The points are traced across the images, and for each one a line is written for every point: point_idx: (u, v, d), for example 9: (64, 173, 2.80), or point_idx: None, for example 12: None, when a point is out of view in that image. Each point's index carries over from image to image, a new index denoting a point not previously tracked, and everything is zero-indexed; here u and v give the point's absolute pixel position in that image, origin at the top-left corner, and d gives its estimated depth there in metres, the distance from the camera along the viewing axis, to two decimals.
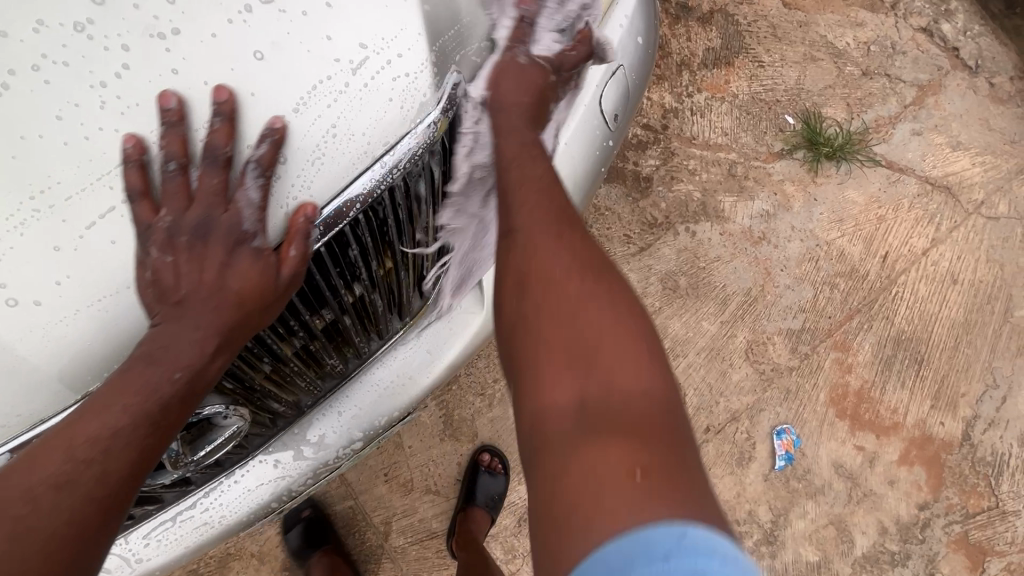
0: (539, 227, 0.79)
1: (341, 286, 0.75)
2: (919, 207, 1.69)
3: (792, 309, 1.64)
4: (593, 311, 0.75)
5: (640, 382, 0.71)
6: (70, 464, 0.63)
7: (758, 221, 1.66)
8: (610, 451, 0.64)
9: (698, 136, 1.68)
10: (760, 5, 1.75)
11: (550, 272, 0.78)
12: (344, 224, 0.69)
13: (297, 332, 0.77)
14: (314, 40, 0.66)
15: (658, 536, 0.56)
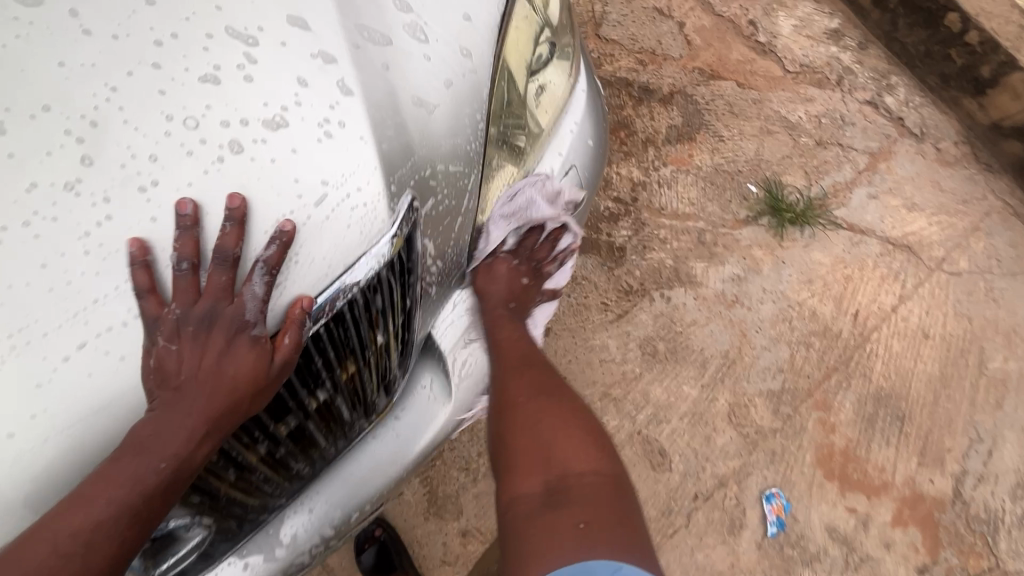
0: (508, 363, 1.08)
1: (304, 393, 0.77)
2: (883, 265, 1.76)
3: (771, 370, 1.66)
4: (547, 419, 1.05)
5: (587, 465, 0.98)
6: (57, 549, 0.63)
7: (730, 285, 1.72)
8: (565, 513, 0.91)
9: (666, 207, 1.77)
10: (716, 86, 1.90)
11: (516, 399, 1.06)
12: (304, 340, 0.70)
13: (261, 439, 0.77)
14: (279, 181, 0.67)
15: (598, 567, 0.83)
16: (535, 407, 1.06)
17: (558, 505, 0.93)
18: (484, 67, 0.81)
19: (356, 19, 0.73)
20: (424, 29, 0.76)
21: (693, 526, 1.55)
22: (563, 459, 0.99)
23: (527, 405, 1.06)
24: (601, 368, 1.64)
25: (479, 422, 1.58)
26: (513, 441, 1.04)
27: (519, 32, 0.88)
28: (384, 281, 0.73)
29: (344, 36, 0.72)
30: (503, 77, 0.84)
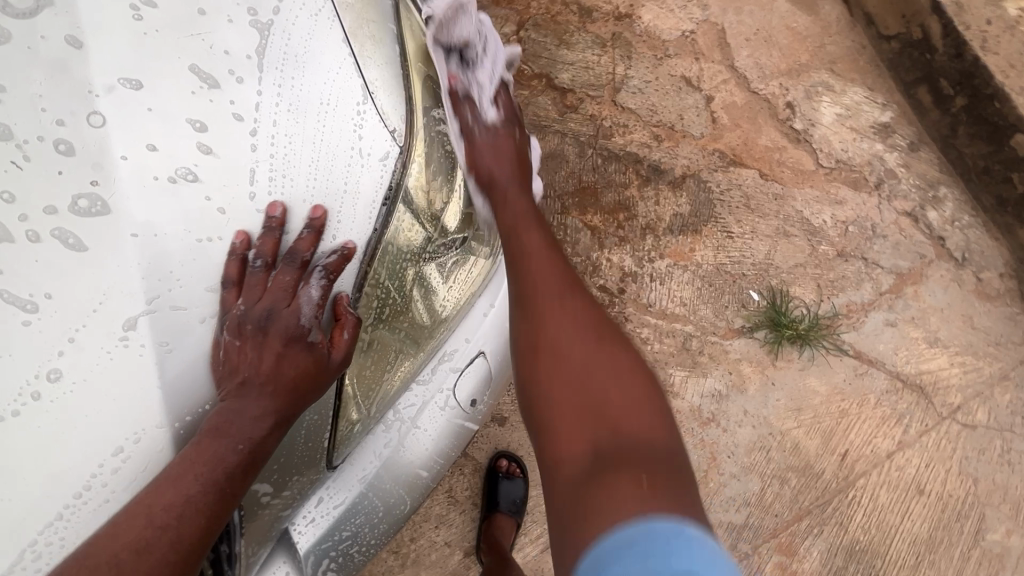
0: (534, 292, 0.93)
1: None
2: (886, 404, 1.59)
3: (736, 501, 1.54)
4: (573, 319, 0.90)
5: (631, 391, 0.81)
6: (151, 530, 0.68)
7: (708, 401, 1.59)
8: (616, 479, 0.70)
9: (654, 303, 1.64)
10: (735, 173, 1.72)
11: (544, 314, 0.91)
12: None
13: None
14: (294, 179, 0.81)
15: (660, 527, 0.62)
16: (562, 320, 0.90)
17: (612, 461, 0.72)
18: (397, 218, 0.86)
19: (312, 224, 0.81)
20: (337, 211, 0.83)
21: None
22: (608, 396, 0.80)
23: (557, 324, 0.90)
24: None
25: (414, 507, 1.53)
26: (547, 390, 0.85)
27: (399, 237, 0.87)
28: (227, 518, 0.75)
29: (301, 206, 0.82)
30: (370, 287, 0.86)
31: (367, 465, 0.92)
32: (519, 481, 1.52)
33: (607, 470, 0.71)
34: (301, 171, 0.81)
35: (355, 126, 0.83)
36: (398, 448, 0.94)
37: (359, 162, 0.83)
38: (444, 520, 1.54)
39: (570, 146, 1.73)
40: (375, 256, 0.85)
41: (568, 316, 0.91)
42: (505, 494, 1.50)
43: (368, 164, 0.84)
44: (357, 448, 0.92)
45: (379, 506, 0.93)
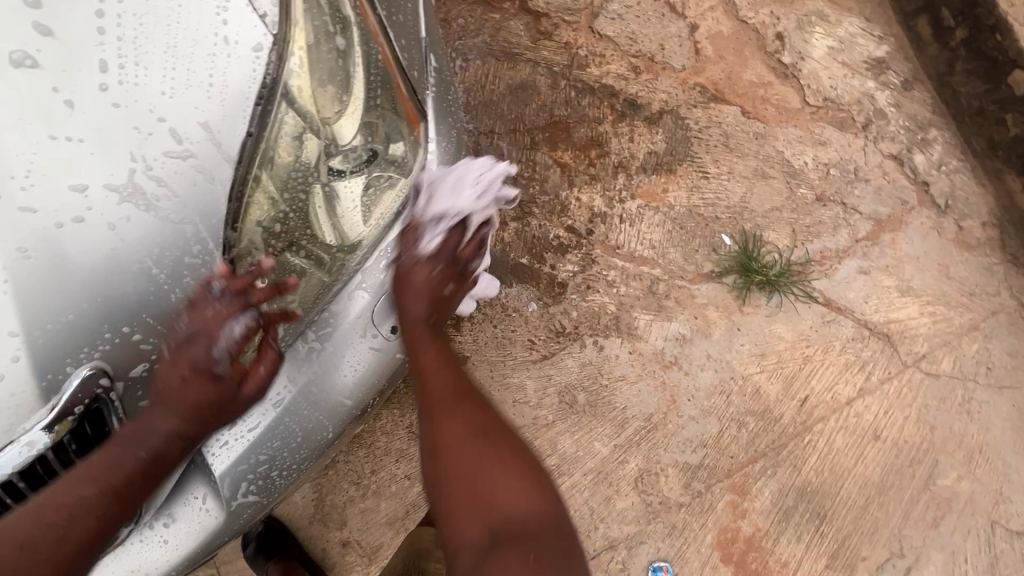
0: (433, 371, 0.98)
1: None
2: (851, 352, 1.58)
3: (693, 442, 1.56)
4: (467, 436, 0.93)
5: (519, 480, 0.91)
6: (39, 526, 0.72)
7: (672, 345, 1.57)
8: (511, 559, 0.80)
9: (623, 246, 1.59)
10: (716, 109, 1.64)
11: (445, 420, 0.94)
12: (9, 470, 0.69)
13: None
14: (154, 67, 0.70)
15: None
16: (457, 421, 0.94)
17: (501, 542, 0.82)
18: (270, 115, 0.76)
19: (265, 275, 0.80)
20: (206, 103, 0.72)
21: None
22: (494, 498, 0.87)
23: (455, 424, 0.94)
24: (513, 409, 1.57)
25: (376, 439, 1.56)
26: (447, 496, 0.89)
27: (294, 155, 0.81)
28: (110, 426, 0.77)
29: (175, 103, 0.71)
30: (259, 193, 0.79)
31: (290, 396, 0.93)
32: None
33: (502, 559, 0.80)
34: (160, 59, 0.70)
35: (217, 11, 0.73)
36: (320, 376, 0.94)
37: (224, 51, 0.73)
38: (404, 454, 1.56)
39: (543, 76, 1.63)
40: (257, 158, 0.77)
41: (464, 423, 0.94)
42: None
43: (235, 53, 0.73)
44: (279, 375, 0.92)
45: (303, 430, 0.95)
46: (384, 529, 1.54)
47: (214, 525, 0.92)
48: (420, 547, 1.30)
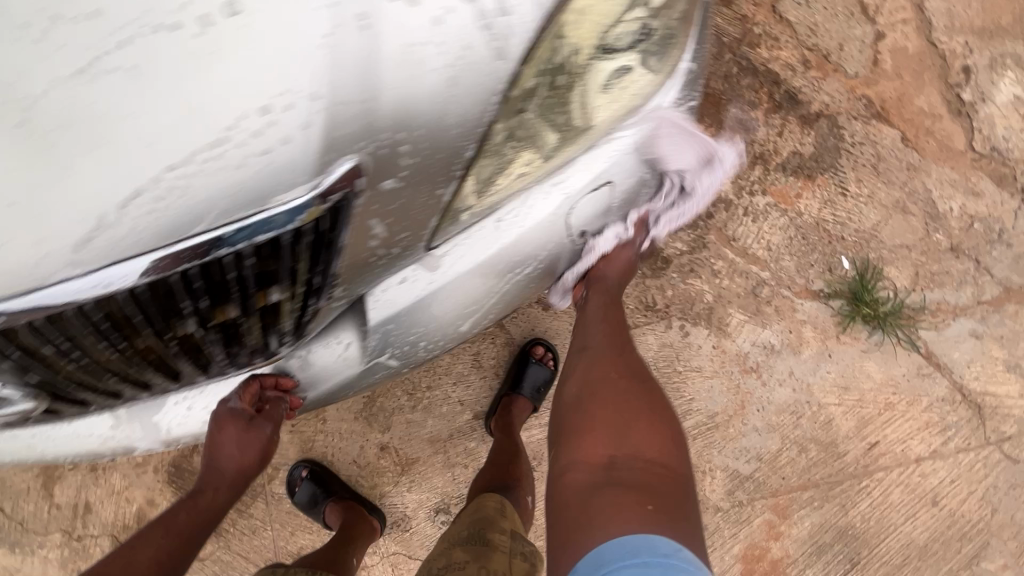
0: (600, 328, 1.13)
1: (150, 328, 0.52)
2: (936, 412, 1.52)
3: (749, 453, 1.52)
4: (616, 375, 1.02)
5: (650, 428, 0.93)
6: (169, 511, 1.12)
7: (758, 351, 1.52)
8: (624, 491, 0.84)
9: (739, 239, 1.53)
10: (876, 128, 1.54)
11: (604, 358, 1.06)
12: (192, 267, 0.47)
13: (64, 355, 0.52)
14: None
15: (663, 543, 0.77)
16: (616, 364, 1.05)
17: (619, 475, 0.87)
18: None
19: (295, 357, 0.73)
20: None
21: None
22: (624, 433, 0.92)
23: (612, 363, 1.05)
24: None
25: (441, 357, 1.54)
26: (582, 412, 0.99)
27: None
28: (322, 251, 0.53)
29: None
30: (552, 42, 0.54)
31: (450, 280, 0.69)
32: (547, 368, 1.52)
33: (611, 490, 0.85)
34: None
35: None
36: (500, 272, 0.71)
37: None
38: (463, 379, 1.56)
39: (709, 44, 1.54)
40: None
41: (615, 370, 1.04)
42: (531, 377, 1.51)
43: None
44: (459, 230, 0.66)
45: (447, 332, 0.75)
46: (423, 445, 1.54)
47: (343, 387, 0.78)
48: (486, 515, 1.23)
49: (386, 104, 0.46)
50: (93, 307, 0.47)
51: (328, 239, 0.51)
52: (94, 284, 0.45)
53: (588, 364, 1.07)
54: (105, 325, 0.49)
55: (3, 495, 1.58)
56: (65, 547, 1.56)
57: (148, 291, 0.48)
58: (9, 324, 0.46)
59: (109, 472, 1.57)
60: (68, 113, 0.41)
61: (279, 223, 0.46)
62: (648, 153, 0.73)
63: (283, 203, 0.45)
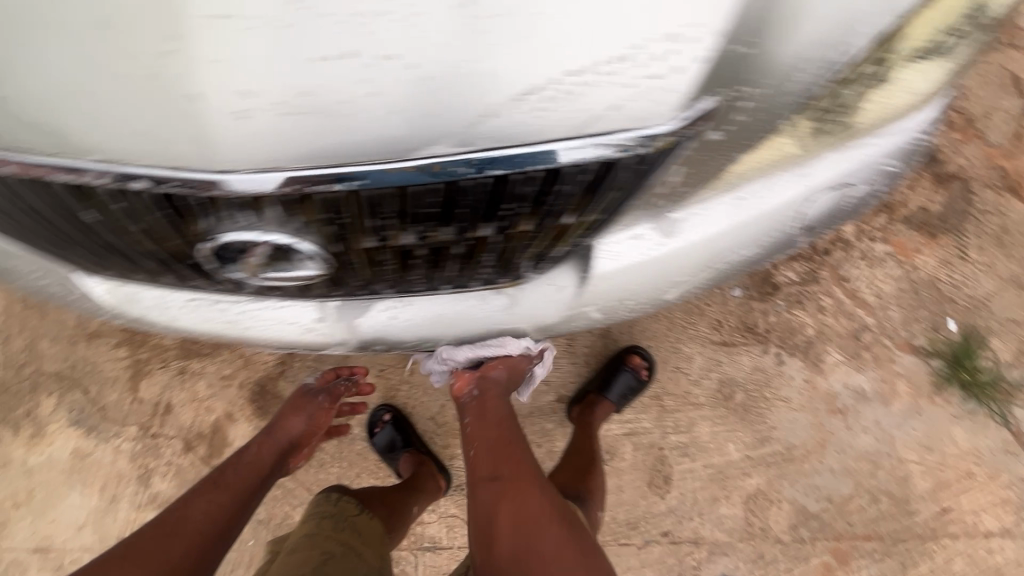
0: (501, 447, 1.11)
1: (459, 222, 0.55)
2: (1014, 491, 1.51)
3: (820, 491, 1.52)
4: (535, 511, 1.04)
5: (548, 514, 1.04)
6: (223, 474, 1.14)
7: (848, 394, 1.53)
8: None
9: (851, 281, 1.54)
10: (1007, 200, 1.55)
11: (520, 493, 1.06)
12: (542, 170, 0.50)
13: (375, 229, 0.55)
14: None
15: None
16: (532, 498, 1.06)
17: None
18: None
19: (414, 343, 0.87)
20: None
21: (643, 553, 1.53)
22: (524, 504, 1.04)
23: (527, 499, 1.05)
24: (670, 373, 1.55)
25: None
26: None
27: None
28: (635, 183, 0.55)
29: None
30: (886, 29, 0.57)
31: (679, 247, 0.72)
32: (637, 378, 1.49)
33: None
34: None
35: None
36: (722, 248, 0.73)
37: None
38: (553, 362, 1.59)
39: None
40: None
41: (532, 500, 1.05)
42: (620, 384, 1.49)
43: None
44: (705, 199, 0.67)
45: (654, 296, 0.78)
46: None
47: (546, 326, 0.81)
48: None
49: (757, 57, 0.49)
50: (438, 189, 0.50)
51: (650, 171, 0.54)
52: (461, 166, 0.48)
53: (504, 494, 1.06)
54: (435, 209, 0.53)
55: (93, 379, 1.63)
56: (139, 440, 1.61)
57: (492, 184, 0.51)
58: (372, 188, 0.50)
59: (196, 378, 1.61)
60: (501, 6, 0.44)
61: (634, 146, 0.49)
62: (883, 152, 0.71)
63: (649, 127, 0.48)
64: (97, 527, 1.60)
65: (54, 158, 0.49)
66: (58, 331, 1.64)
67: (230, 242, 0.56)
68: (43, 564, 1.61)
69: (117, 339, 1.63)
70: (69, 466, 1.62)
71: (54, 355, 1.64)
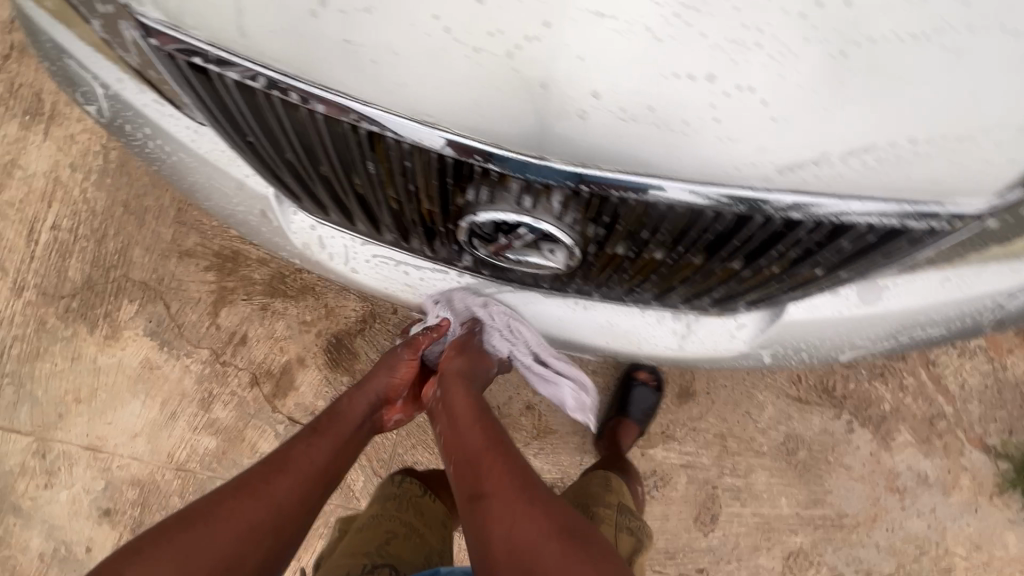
0: (476, 439, 0.90)
1: (720, 251, 0.56)
2: None
3: (860, 564, 1.53)
4: (522, 520, 0.76)
5: (545, 531, 0.75)
6: (320, 430, 0.98)
7: (910, 476, 1.53)
8: None
9: (937, 366, 1.54)
10: None
11: (500, 494, 0.80)
12: (830, 220, 0.51)
13: (635, 240, 0.57)
14: None
15: None
16: (520, 507, 0.78)
17: None
18: None
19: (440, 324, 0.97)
20: None
21: None
22: (512, 522, 0.76)
23: (514, 506, 0.78)
24: (740, 416, 1.56)
25: None
26: None
27: None
28: (903, 250, 0.55)
29: None
30: None
31: (873, 314, 0.72)
32: (653, 392, 1.55)
33: None
34: None
35: None
36: (912, 323, 0.73)
37: None
38: (626, 379, 1.60)
39: None
40: None
41: (521, 509, 0.78)
42: (637, 399, 1.55)
43: None
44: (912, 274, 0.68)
45: (829, 353, 0.78)
46: (567, 422, 1.57)
47: (713, 362, 0.81)
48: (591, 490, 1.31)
49: None
50: (726, 216, 0.52)
51: (926, 241, 0.54)
52: (768, 206, 0.50)
53: (485, 500, 0.81)
54: (709, 234, 0.54)
55: (176, 295, 1.65)
56: (209, 365, 1.63)
57: (777, 223, 0.52)
58: (675, 204, 0.51)
59: (276, 317, 1.64)
60: (874, 65, 0.45)
61: (931, 219, 0.51)
62: None
63: (958, 207, 0.50)
64: (151, 439, 1.63)
65: (370, 107, 0.50)
66: (153, 242, 1.67)
67: (493, 220, 0.58)
68: (92, 463, 1.64)
69: (207, 262, 1.65)
70: (136, 374, 1.64)
71: (144, 265, 1.66)
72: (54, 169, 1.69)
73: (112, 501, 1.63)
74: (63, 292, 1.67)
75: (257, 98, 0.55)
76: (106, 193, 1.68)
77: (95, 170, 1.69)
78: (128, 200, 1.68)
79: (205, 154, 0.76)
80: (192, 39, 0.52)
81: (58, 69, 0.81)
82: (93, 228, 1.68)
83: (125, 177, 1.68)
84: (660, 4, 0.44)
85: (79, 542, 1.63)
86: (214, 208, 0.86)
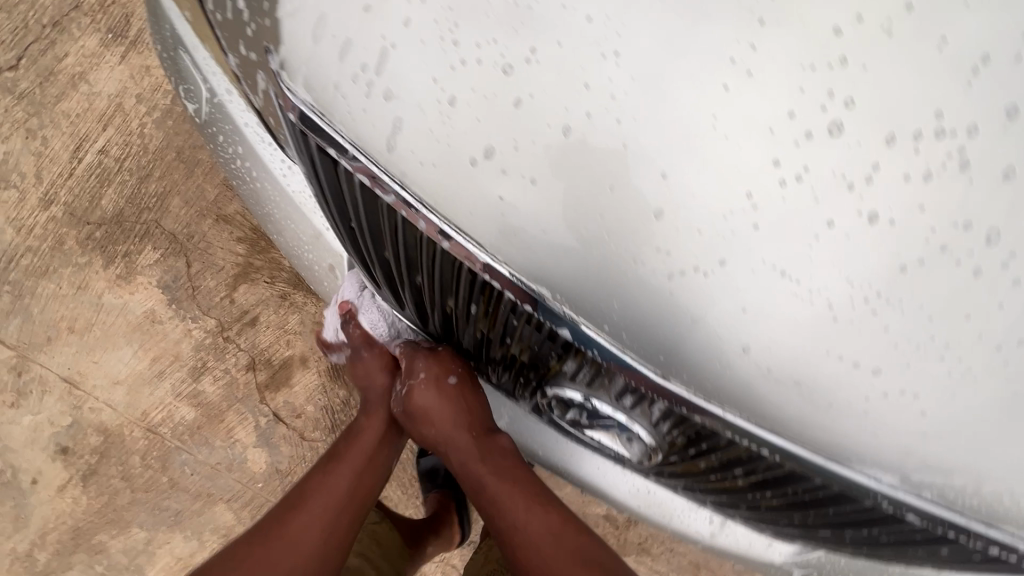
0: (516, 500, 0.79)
1: (804, 507, 0.53)
2: None
3: None
4: None
5: None
6: (340, 465, 0.89)
7: None
8: None
9: None
10: None
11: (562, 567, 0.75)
12: (936, 527, 0.47)
13: (719, 468, 0.53)
14: None
15: None
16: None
17: None
18: None
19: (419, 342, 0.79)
20: None
21: None
22: None
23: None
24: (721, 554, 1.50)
25: None
26: None
27: None
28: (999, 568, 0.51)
29: None
30: None
31: None
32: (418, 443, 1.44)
33: None
34: None
35: None
36: None
37: None
38: None
39: None
40: None
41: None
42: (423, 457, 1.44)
43: None
44: None
45: None
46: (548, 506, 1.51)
47: (740, 557, 0.77)
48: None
49: None
50: (829, 488, 0.48)
51: None
52: (881, 497, 0.47)
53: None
54: (802, 493, 0.51)
55: (200, 256, 1.61)
56: (211, 336, 1.58)
57: (877, 512, 0.49)
58: (785, 462, 0.48)
59: (292, 309, 1.59)
60: None
61: None
62: None
63: None
64: (131, 392, 1.58)
65: (503, 266, 0.47)
66: (194, 197, 1.62)
67: (574, 397, 0.54)
68: (64, 397, 1.59)
69: (241, 234, 1.61)
70: (136, 323, 1.59)
71: (178, 217, 1.62)
72: (120, 95, 1.65)
73: (73, 441, 1.58)
74: (89, 219, 1.62)
75: (379, 207, 0.51)
76: (163, 134, 1.64)
77: (160, 109, 1.64)
78: (182, 148, 1.64)
79: (292, 196, 0.73)
80: (338, 135, 0.48)
81: (169, 57, 0.77)
82: (139, 165, 1.63)
83: (186, 124, 1.63)
84: (853, 286, 0.40)
85: (27, 471, 1.58)
86: (282, 239, 0.83)
